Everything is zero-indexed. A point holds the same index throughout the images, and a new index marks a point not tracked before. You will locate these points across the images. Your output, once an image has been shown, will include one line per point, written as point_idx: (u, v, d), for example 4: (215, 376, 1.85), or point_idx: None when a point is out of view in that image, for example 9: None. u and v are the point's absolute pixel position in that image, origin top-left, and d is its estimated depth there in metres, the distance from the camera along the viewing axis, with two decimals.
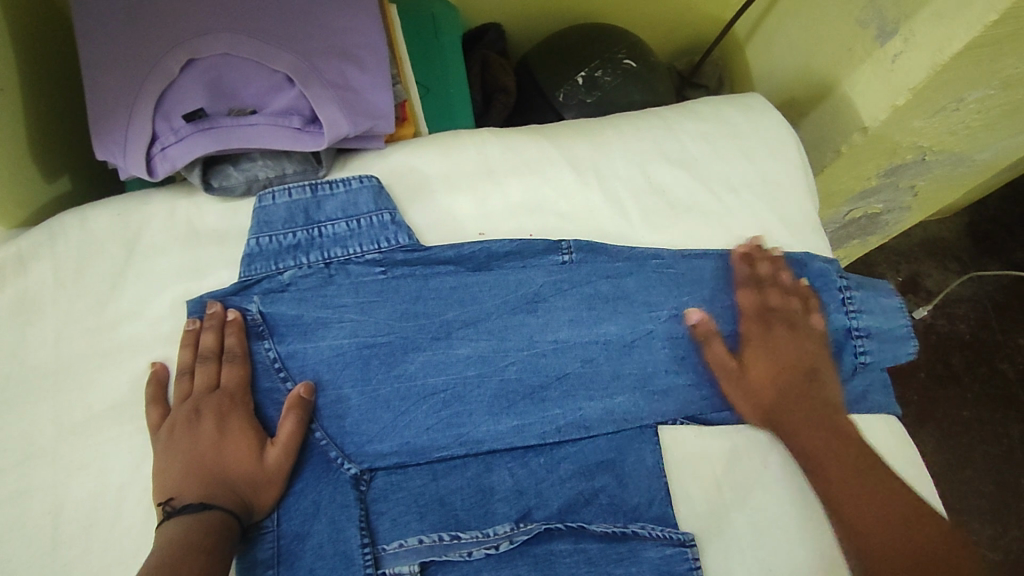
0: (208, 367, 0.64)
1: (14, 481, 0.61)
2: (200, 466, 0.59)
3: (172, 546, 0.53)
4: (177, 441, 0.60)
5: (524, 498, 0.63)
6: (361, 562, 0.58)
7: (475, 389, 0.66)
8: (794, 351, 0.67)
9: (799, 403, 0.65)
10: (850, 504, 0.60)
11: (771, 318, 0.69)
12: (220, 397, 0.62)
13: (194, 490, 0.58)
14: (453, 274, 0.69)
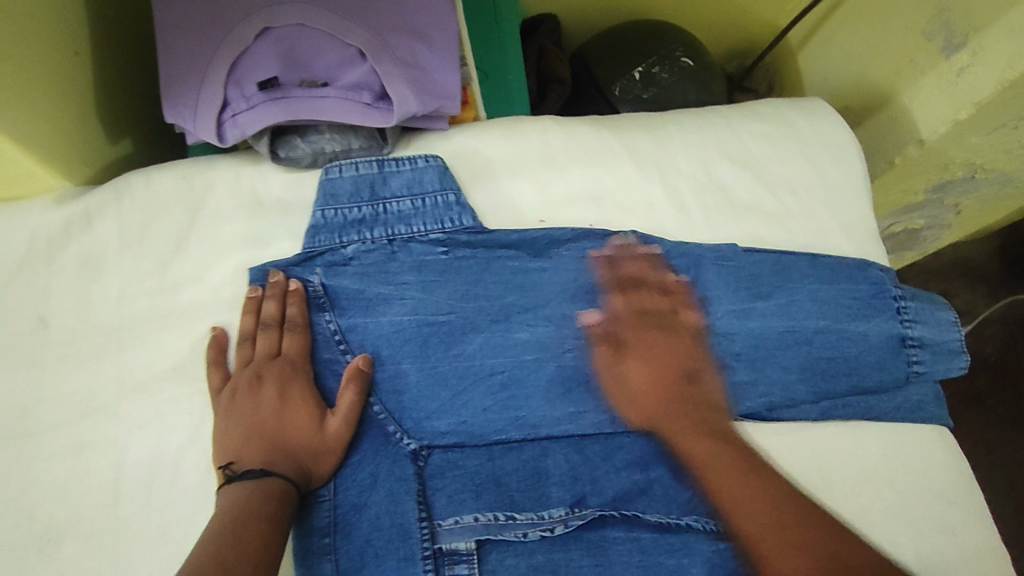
0: (270, 334, 0.64)
1: (77, 433, 0.62)
2: (261, 432, 0.59)
3: (234, 512, 0.53)
4: (238, 406, 0.61)
5: (578, 483, 0.63)
6: (418, 537, 0.58)
7: (532, 373, 0.66)
8: (670, 355, 0.68)
9: (688, 404, 0.66)
10: (710, 476, 0.62)
11: (647, 321, 0.69)
12: (281, 365, 0.63)
13: (255, 455, 0.58)
14: (513, 258, 0.69)
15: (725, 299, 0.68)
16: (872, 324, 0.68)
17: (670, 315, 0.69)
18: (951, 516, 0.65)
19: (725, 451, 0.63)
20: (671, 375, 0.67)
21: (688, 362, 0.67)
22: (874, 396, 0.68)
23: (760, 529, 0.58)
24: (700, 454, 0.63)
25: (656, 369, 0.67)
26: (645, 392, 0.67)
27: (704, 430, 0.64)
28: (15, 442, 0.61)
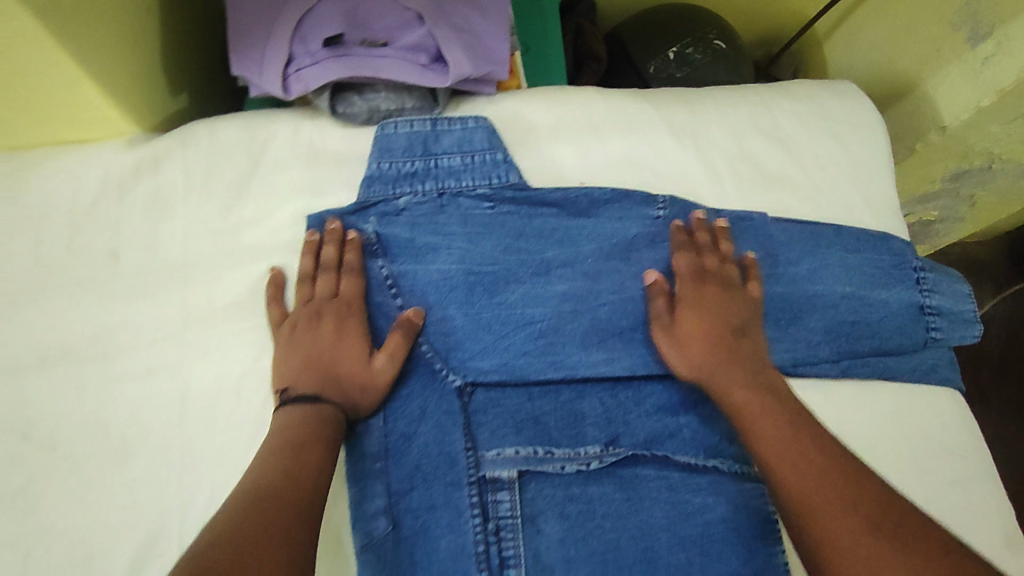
0: (330, 276, 0.68)
1: (146, 359, 0.66)
2: (315, 364, 0.64)
3: (278, 438, 0.58)
4: (296, 338, 0.66)
5: (612, 425, 0.68)
6: (464, 465, 0.64)
7: (570, 323, 0.70)
8: (725, 310, 0.69)
9: (738, 354, 0.67)
10: (757, 423, 0.62)
11: (706, 278, 0.71)
12: (338, 305, 0.67)
13: (309, 383, 0.63)
14: (555, 217, 0.73)
15: (732, 272, 0.72)
16: (893, 292, 0.72)
17: (707, 274, 0.71)
18: (958, 470, 0.70)
19: (770, 408, 0.62)
20: (722, 329, 0.68)
21: (739, 319, 0.69)
22: (893, 358, 0.72)
23: (805, 482, 0.55)
24: (749, 402, 0.63)
25: (712, 323, 0.68)
26: (695, 340, 0.68)
27: (753, 384, 0.65)
28: (90, 363, 0.66)
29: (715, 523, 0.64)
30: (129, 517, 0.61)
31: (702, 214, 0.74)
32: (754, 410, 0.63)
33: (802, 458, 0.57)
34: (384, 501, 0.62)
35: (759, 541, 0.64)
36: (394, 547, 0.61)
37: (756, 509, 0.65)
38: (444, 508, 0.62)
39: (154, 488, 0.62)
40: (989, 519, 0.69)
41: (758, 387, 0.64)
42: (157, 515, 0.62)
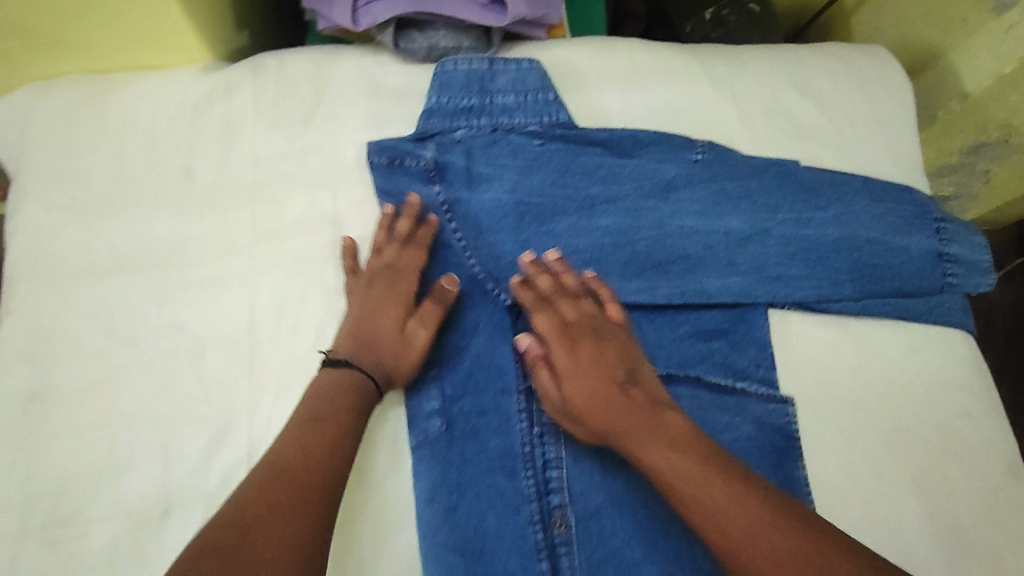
0: (394, 246, 0.71)
1: (218, 269, 0.71)
2: (362, 327, 0.68)
3: (310, 411, 0.62)
4: (351, 300, 0.70)
5: (648, 347, 0.73)
6: (514, 372, 0.70)
7: (612, 253, 0.75)
8: (610, 360, 0.68)
9: (627, 405, 0.65)
10: (677, 485, 0.59)
11: (570, 333, 0.70)
12: (395, 276, 0.71)
13: (348, 346, 0.67)
14: (600, 156, 0.78)
15: (588, 305, 0.71)
16: (914, 240, 0.77)
17: (573, 327, 0.70)
18: (967, 404, 0.75)
19: (678, 463, 0.60)
20: (607, 383, 0.66)
21: (627, 363, 0.68)
22: (910, 299, 0.77)
23: (737, 531, 0.56)
24: (666, 461, 0.61)
25: (597, 375, 0.67)
26: (589, 406, 0.66)
27: (660, 440, 0.62)
28: (165, 269, 0.71)
29: (740, 441, 0.70)
30: (204, 410, 0.67)
31: (555, 256, 0.71)
32: (670, 467, 0.60)
33: (729, 525, 0.56)
34: (438, 403, 0.68)
35: (783, 458, 0.70)
36: (448, 445, 0.66)
37: (782, 429, 0.71)
38: (493, 413, 0.68)
39: (226, 385, 0.67)
40: (995, 449, 0.74)
41: (667, 440, 0.62)
42: (229, 409, 0.67)
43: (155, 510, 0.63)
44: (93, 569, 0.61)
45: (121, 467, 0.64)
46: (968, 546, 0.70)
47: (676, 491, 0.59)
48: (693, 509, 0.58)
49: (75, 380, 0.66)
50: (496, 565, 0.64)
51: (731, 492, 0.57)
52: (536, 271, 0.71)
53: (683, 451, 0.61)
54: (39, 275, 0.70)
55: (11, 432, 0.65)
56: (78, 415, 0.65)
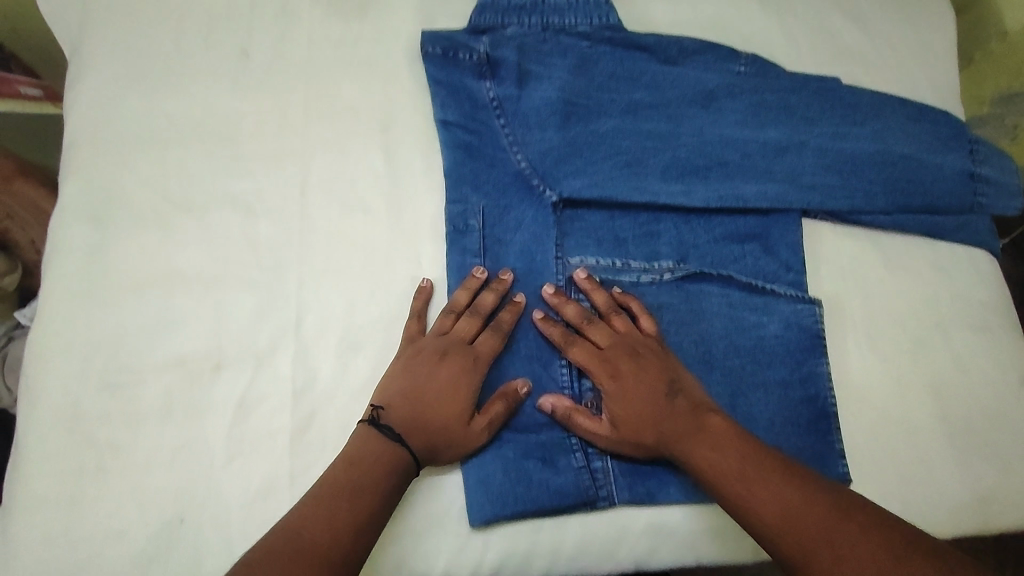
0: (475, 321, 0.68)
1: (272, 144, 0.74)
2: (422, 397, 0.63)
3: (333, 488, 0.58)
4: (417, 364, 0.65)
5: (683, 247, 0.76)
6: (553, 268, 0.72)
7: (653, 156, 0.76)
8: (651, 373, 0.66)
9: (674, 419, 0.64)
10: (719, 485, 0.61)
11: (608, 357, 0.67)
12: (469, 352, 0.66)
13: (403, 416, 0.62)
14: (646, 61, 0.80)
15: (620, 323, 0.69)
16: (947, 158, 0.80)
17: (609, 351, 0.67)
18: (989, 320, 0.78)
19: (730, 466, 0.61)
20: (652, 400, 0.65)
21: (666, 376, 0.66)
22: (941, 216, 0.80)
23: (789, 521, 0.57)
24: (709, 463, 0.62)
25: (637, 397, 0.65)
26: (640, 426, 0.65)
27: (711, 447, 0.62)
28: (221, 144, 0.73)
29: (768, 337, 0.73)
30: (254, 275, 0.69)
31: (583, 276, 0.71)
32: (711, 469, 0.61)
33: (782, 515, 0.57)
34: None
35: (808, 354, 0.73)
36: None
37: (808, 328, 0.73)
38: (534, 305, 0.71)
39: (276, 254, 0.70)
40: (1013, 361, 0.77)
41: (716, 446, 0.62)
42: (279, 275, 0.69)
43: (207, 363, 0.66)
44: (146, 413, 0.64)
45: (176, 322, 0.67)
46: (981, 449, 0.73)
47: (728, 490, 0.60)
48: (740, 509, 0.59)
49: (134, 239, 0.69)
50: (531, 437, 0.67)
51: (784, 490, 0.58)
52: (561, 301, 0.70)
53: (732, 454, 0.61)
54: (98, 139, 0.72)
55: (73, 282, 0.67)
56: (137, 272, 0.68)
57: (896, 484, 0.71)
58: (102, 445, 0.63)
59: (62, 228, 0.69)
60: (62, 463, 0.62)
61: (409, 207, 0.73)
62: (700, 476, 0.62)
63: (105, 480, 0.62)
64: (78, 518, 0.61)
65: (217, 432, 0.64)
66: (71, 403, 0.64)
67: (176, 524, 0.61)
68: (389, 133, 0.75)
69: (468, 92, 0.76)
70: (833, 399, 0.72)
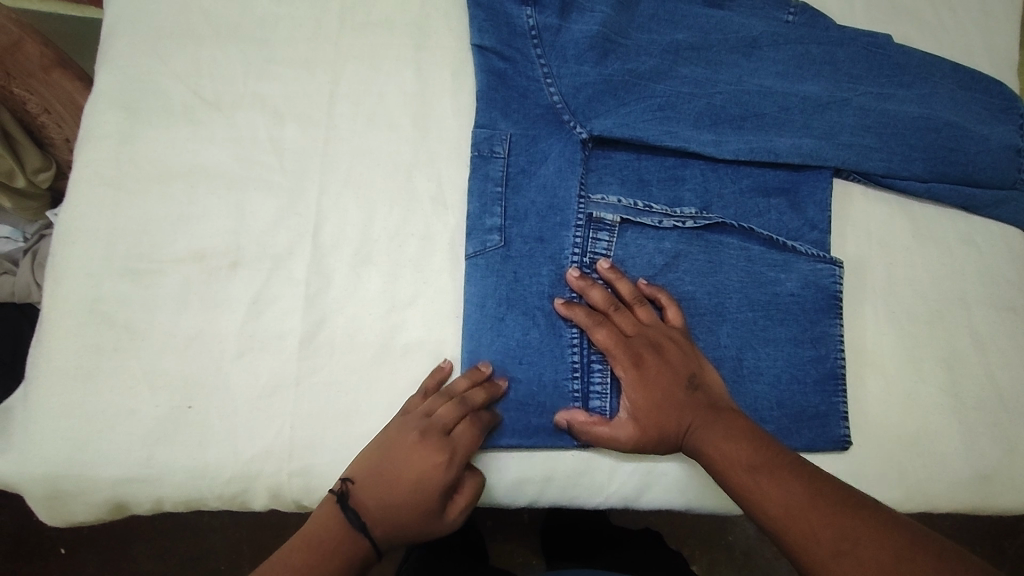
0: (457, 409, 0.62)
1: (304, 52, 0.74)
2: (391, 483, 0.59)
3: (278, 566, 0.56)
4: (394, 445, 0.61)
5: (707, 195, 0.74)
6: (575, 206, 0.70)
7: (689, 101, 0.74)
8: (673, 364, 0.65)
9: (692, 410, 0.64)
10: (728, 475, 0.60)
11: (632, 346, 0.66)
12: (443, 443, 0.61)
13: (371, 502, 0.59)
14: (690, 2, 0.78)
15: (644, 313, 0.68)
16: (994, 130, 0.77)
17: (634, 339, 0.66)
18: (1016, 300, 0.76)
19: (738, 453, 0.60)
20: (673, 391, 0.64)
21: (687, 369, 0.65)
22: (979, 189, 0.78)
23: (789, 509, 0.54)
24: (720, 452, 0.61)
25: (658, 388, 0.65)
26: (659, 419, 0.64)
27: (726, 434, 0.61)
28: (254, 46, 0.73)
29: (783, 295, 0.72)
30: (277, 181, 0.70)
31: (606, 265, 0.68)
32: (724, 457, 0.60)
33: (783, 504, 0.55)
34: (499, 221, 0.70)
35: (822, 315, 0.72)
36: (501, 262, 0.69)
37: (825, 288, 0.72)
38: (552, 242, 0.70)
39: (299, 160, 0.71)
40: None
41: (732, 434, 0.61)
42: (300, 183, 0.70)
43: (225, 260, 0.67)
44: (164, 301, 0.66)
45: (196, 217, 0.68)
46: (989, 427, 0.72)
47: (739, 479, 0.59)
48: (750, 502, 0.57)
49: (164, 133, 0.70)
50: (532, 378, 0.67)
51: (791, 485, 0.56)
52: (586, 282, 0.67)
53: (744, 443, 0.60)
54: (134, 28, 0.72)
55: (102, 168, 0.69)
56: (164, 165, 0.69)
57: (897, 451, 0.70)
58: (120, 326, 0.64)
59: (95, 115, 0.70)
60: (81, 339, 0.64)
61: (434, 127, 0.73)
62: (714, 465, 0.61)
63: (117, 360, 0.64)
64: (91, 394, 0.62)
65: (229, 326, 0.65)
66: (92, 285, 0.65)
67: (184, 410, 0.63)
68: (421, 52, 0.75)
69: (507, 17, 0.73)
70: (842, 362, 0.71)
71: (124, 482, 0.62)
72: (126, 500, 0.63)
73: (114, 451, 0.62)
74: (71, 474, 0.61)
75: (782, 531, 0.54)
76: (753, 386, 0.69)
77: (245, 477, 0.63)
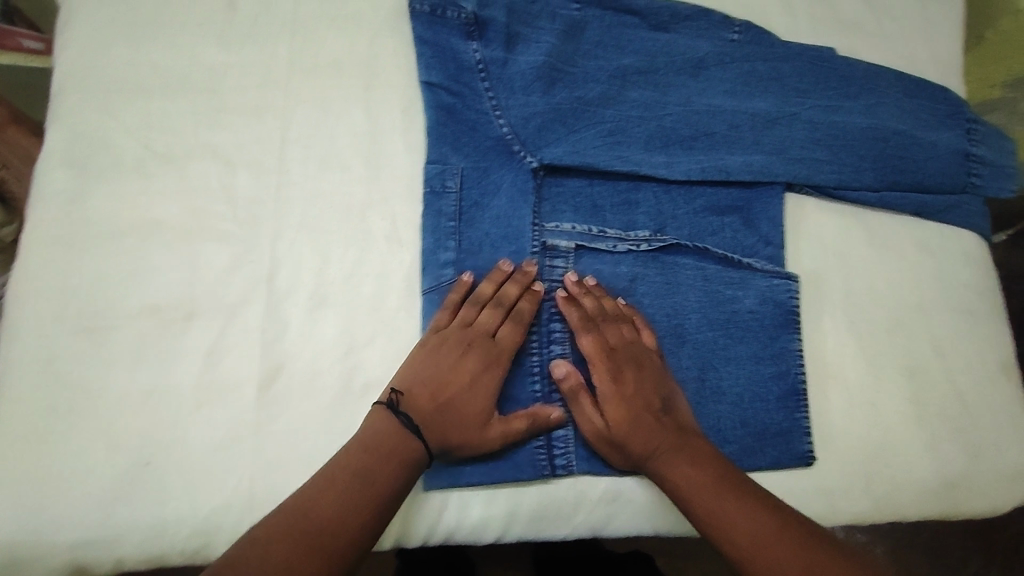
0: (498, 314, 0.67)
1: (254, 97, 0.74)
2: (445, 385, 0.65)
3: (343, 479, 0.59)
4: (441, 355, 0.66)
5: (662, 216, 0.74)
6: (528, 236, 0.71)
7: (639, 125, 0.75)
8: (650, 383, 0.66)
9: (664, 431, 0.64)
10: (694, 505, 0.61)
11: (615, 359, 0.67)
12: (490, 346, 0.67)
13: (425, 407, 0.64)
14: (635, 27, 0.79)
15: (628, 329, 0.69)
16: (943, 136, 0.78)
17: (615, 354, 0.67)
18: (973, 304, 0.77)
19: (705, 478, 0.62)
20: (648, 409, 0.65)
21: (664, 390, 0.66)
22: (931, 195, 0.78)
23: (750, 543, 0.57)
24: (688, 481, 0.62)
25: (634, 405, 0.65)
26: (629, 435, 0.64)
27: (693, 459, 0.63)
28: (203, 95, 0.74)
29: (742, 312, 0.72)
30: (229, 228, 0.70)
31: (589, 282, 0.70)
32: (687, 480, 0.62)
33: (745, 537, 0.58)
34: (454, 255, 0.70)
35: (781, 330, 0.72)
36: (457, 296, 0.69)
37: (782, 304, 0.72)
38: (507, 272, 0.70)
39: (251, 207, 0.71)
40: (995, 345, 0.76)
41: (696, 460, 0.63)
42: (255, 229, 0.70)
43: (180, 312, 0.67)
44: (122, 357, 0.66)
45: (150, 270, 0.68)
46: (954, 433, 0.72)
47: (699, 505, 0.61)
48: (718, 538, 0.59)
49: (114, 187, 0.70)
50: None
51: (754, 517, 0.59)
52: (572, 298, 0.69)
53: (707, 471, 0.62)
54: (83, 84, 0.73)
55: (54, 226, 0.69)
56: (116, 220, 0.70)
57: (863, 462, 0.70)
58: (76, 385, 0.64)
59: (46, 173, 0.70)
60: (36, 402, 0.64)
61: (386, 164, 0.73)
62: (672, 488, 0.63)
63: (74, 420, 0.63)
64: (48, 456, 0.62)
65: (187, 378, 0.65)
66: (47, 345, 0.65)
67: (143, 466, 0.63)
68: (371, 90, 0.76)
69: (453, 52, 0.74)
70: (802, 377, 0.71)
71: (84, 543, 0.61)
72: (88, 562, 0.62)
73: (73, 512, 0.61)
74: (29, 539, 0.61)
75: (743, 561, 0.57)
76: (716, 406, 0.69)
77: (207, 531, 0.62)
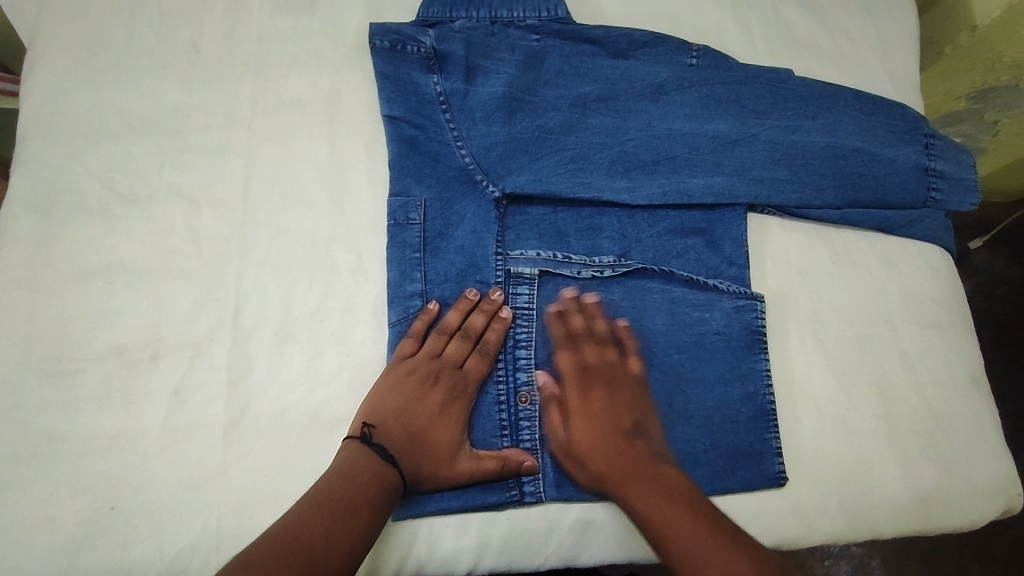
0: (465, 344, 0.68)
1: (219, 137, 0.75)
2: (415, 416, 0.65)
3: (325, 501, 0.59)
4: (409, 386, 0.66)
5: (626, 240, 0.75)
6: (493, 264, 0.71)
7: (600, 151, 0.76)
8: (617, 407, 0.67)
9: (633, 458, 0.65)
10: (667, 530, 0.60)
11: (587, 376, 0.68)
12: (458, 376, 0.67)
13: (395, 438, 0.64)
14: (594, 54, 0.80)
15: (611, 353, 0.69)
16: (902, 153, 0.78)
17: (591, 371, 0.68)
18: (939, 316, 0.77)
19: (661, 507, 0.61)
20: (613, 430, 0.66)
21: (633, 414, 0.67)
22: (892, 210, 0.79)
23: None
24: (647, 507, 0.62)
25: (602, 425, 0.66)
26: (594, 452, 0.65)
27: (660, 490, 0.62)
28: (168, 137, 0.75)
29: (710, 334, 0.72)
30: (195, 267, 0.70)
31: (572, 295, 0.71)
32: (643, 507, 0.62)
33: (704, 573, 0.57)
34: (420, 286, 0.70)
35: (748, 351, 0.72)
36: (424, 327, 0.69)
37: (748, 325, 0.72)
38: None
39: (217, 245, 0.71)
40: (963, 356, 0.76)
41: (663, 491, 0.62)
42: (220, 267, 0.70)
43: (146, 352, 0.67)
44: (87, 400, 0.65)
45: (114, 312, 0.68)
46: (925, 447, 0.72)
47: (659, 530, 0.61)
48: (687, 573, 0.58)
49: (79, 230, 0.71)
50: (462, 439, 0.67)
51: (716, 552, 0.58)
52: (567, 313, 0.70)
53: (672, 502, 0.62)
54: (48, 130, 0.74)
55: (18, 271, 0.69)
56: (81, 263, 0.70)
57: (835, 480, 0.70)
58: (40, 431, 0.64)
59: (10, 219, 0.71)
60: None
61: (351, 199, 0.74)
62: (636, 513, 0.63)
63: (38, 466, 0.63)
64: (12, 504, 0.62)
65: (153, 419, 0.65)
66: (10, 391, 0.65)
67: (107, 511, 0.62)
68: (334, 125, 0.76)
69: (414, 86, 0.75)
70: (771, 397, 0.71)
71: None
72: None
73: (36, 560, 0.60)
74: None
75: None
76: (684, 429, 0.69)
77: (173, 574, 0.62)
